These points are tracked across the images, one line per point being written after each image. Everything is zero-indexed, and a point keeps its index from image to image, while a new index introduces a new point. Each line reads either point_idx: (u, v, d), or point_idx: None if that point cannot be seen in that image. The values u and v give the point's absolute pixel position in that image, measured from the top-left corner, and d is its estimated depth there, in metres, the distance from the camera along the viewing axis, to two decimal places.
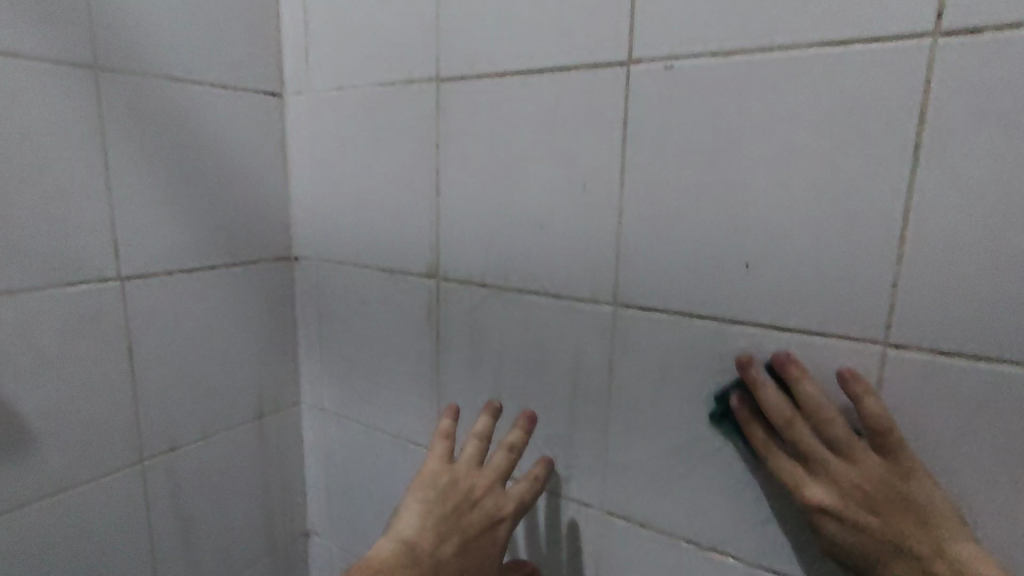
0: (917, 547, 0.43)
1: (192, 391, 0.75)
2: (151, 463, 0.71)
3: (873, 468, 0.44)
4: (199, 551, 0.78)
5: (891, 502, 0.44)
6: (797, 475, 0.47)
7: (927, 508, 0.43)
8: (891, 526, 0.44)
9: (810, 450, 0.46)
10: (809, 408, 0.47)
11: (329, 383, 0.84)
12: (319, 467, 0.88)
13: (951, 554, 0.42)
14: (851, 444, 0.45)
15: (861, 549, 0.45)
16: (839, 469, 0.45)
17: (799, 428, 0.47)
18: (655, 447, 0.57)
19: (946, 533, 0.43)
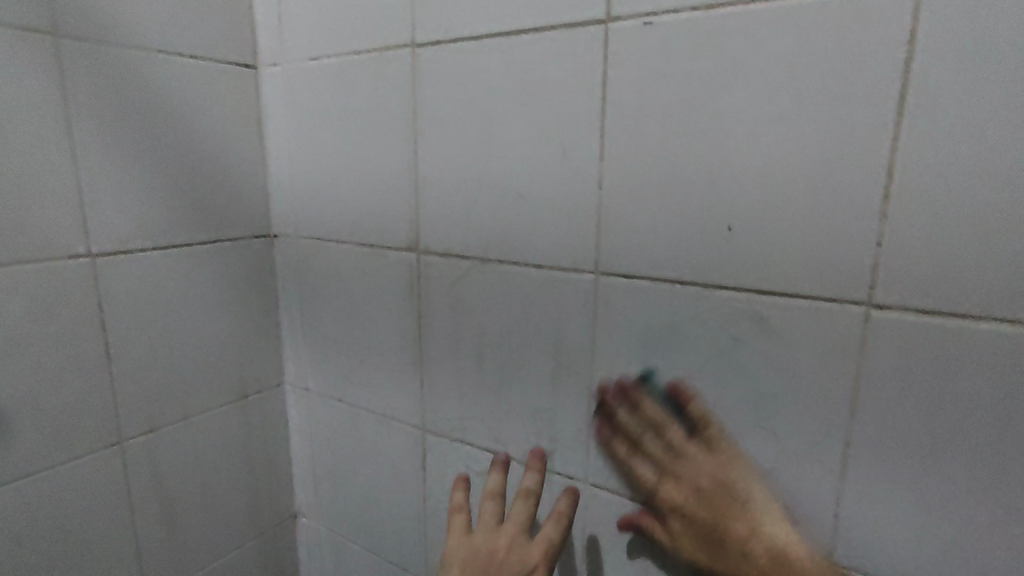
0: (735, 531, 0.49)
1: (170, 371, 0.73)
2: (130, 445, 0.70)
3: (702, 462, 0.51)
4: (182, 533, 0.77)
5: (717, 490, 0.50)
6: (649, 475, 0.55)
7: (747, 496, 0.50)
8: (715, 513, 0.50)
9: (656, 460, 0.54)
10: (657, 430, 0.54)
11: (312, 363, 0.83)
12: (305, 448, 0.87)
13: (767, 539, 0.48)
14: (685, 447, 0.52)
15: (698, 537, 0.51)
16: (675, 466, 0.52)
17: (648, 445, 0.54)
18: (638, 417, 0.56)
19: (764, 518, 0.49)
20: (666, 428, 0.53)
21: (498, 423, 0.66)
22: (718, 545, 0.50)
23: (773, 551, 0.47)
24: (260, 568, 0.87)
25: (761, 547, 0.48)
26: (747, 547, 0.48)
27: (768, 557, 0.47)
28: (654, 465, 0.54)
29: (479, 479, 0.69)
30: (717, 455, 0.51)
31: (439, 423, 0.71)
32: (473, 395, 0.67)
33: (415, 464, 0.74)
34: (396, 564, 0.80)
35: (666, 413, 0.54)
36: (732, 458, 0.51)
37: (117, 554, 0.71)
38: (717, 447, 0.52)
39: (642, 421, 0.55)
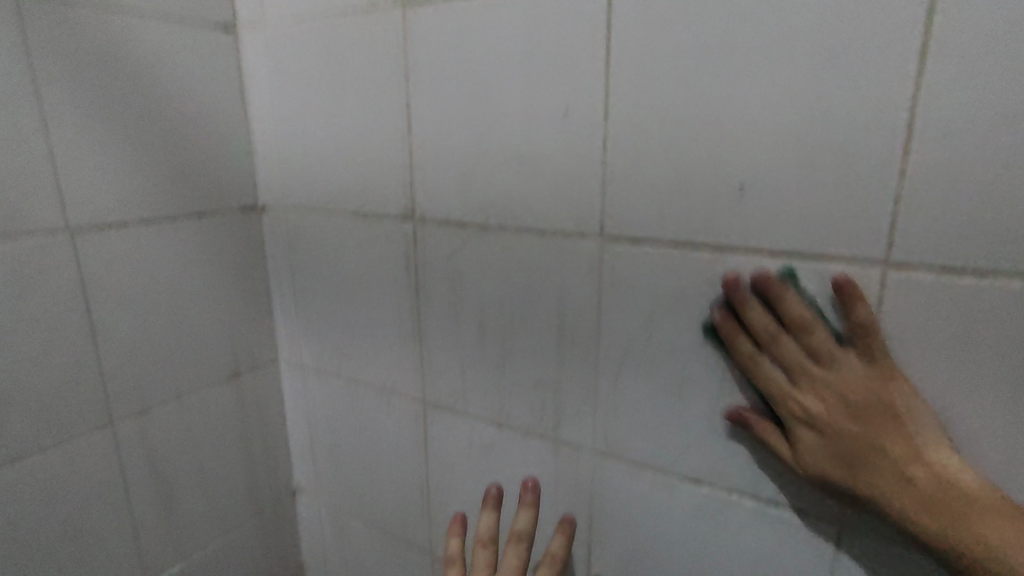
0: (893, 454, 0.42)
1: (159, 350, 0.71)
2: (122, 426, 0.68)
3: (856, 370, 0.43)
4: (180, 513, 0.75)
5: (875, 404, 0.43)
6: (783, 387, 0.46)
7: (910, 418, 0.42)
8: (869, 433, 0.43)
9: (793, 364, 0.46)
10: (793, 330, 0.46)
11: (307, 338, 0.81)
12: (302, 425, 0.86)
13: (932, 465, 0.41)
14: (834, 352, 0.44)
15: (838, 456, 0.44)
16: (818, 372, 0.45)
17: (783, 343, 0.46)
18: (646, 386, 0.55)
19: (928, 445, 0.42)
20: (811, 332, 0.45)
21: (502, 395, 0.65)
22: (865, 467, 0.43)
23: (941, 480, 0.41)
24: (261, 546, 0.87)
25: (930, 477, 0.41)
26: (908, 474, 0.41)
27: (932, 487, 0.41)
28: (787, 369, 0.46)
29: (482, 452, 0.68)
30: (877, 363, 0.43)
31: (440, 396, 0.70)
32: (475, 367, 0.66)
33: (416, 438, 0.73)
34: (399, 537, 0.80)
35: (809, 311, 0.45)
36: (893, 373, 0.43)
37: (115, 537, 0.69)
38: (876, 356, 0.43)
39: (780, 321, 0.46)
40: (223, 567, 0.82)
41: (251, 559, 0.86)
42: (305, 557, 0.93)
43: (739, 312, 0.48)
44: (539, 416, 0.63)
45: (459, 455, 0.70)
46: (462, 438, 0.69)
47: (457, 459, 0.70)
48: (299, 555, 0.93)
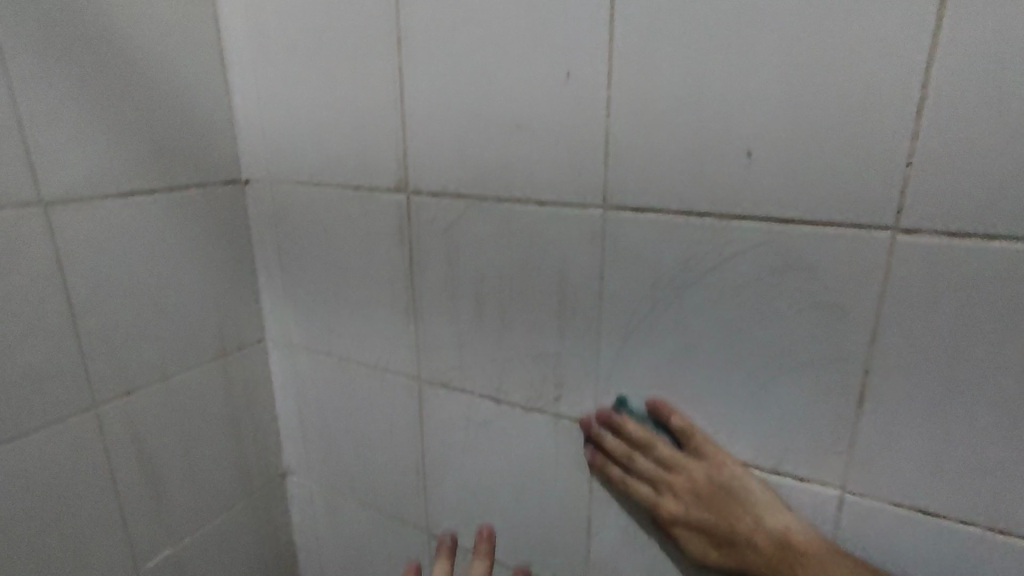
0: (740, 527, 0.50)
1: (142, 330, 0.68)
2: (106, 408, 0.66)
3: (695, 468, 0.52)
4: (169, 497, 0.73)
5: (713, 490, 0.52)
6: (651, 499, 0.55)
7: (744, 493, 0.51)
8: (718, 514, 0.51)
9: (650, 476, 0.54)
10: (644, 449, 0.55)
11: (295, 316, 0.78)
12: (292, 405, 0.84)
13: (770, 528, 0.50)
14: (675, 458, 0.53)
15: (702, 533, 0.52)
16: (668, 479, 0.53)
17: (638, 463, 0.55)
18: (648, 357, 0.55)
19: (763, 511, 0.50)
20: (652, 448, 0.54)
21: (500, 370, 0.63)
22: (723, 540, 0.51)
23: (777, 539, 0.49)
24: (252, 528, 0.85)
25: (768, 539, 0.49)
26: (750, 539, 0.50)
27: (774, 549, 0.49)
28: (649, 482, 0.55)
29: (480, 428, 0.67)
30: (707, 459, 0.52)
31: (436, 372, 0.68)
32: (472, 342, 0.65)
33: (411, 416, 0.72)
34: (394, 516, 0.79)
35: (648, 430, 0.55)
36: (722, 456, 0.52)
37: (101, 522, 0.67)
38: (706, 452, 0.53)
39: (626, 442, 0.56)
40: (213, 550, 0.80)
41: (243, 540, 0.84)
42: (297, 538, 0.92)
43: (601, 437, 0.58)
44: (539, 390, 0.62)
45: (455, 432, 0.69)
46: (459, 414, 0.68)
47: (454, 435, 0.69)
48: (291, 536, 0.92)
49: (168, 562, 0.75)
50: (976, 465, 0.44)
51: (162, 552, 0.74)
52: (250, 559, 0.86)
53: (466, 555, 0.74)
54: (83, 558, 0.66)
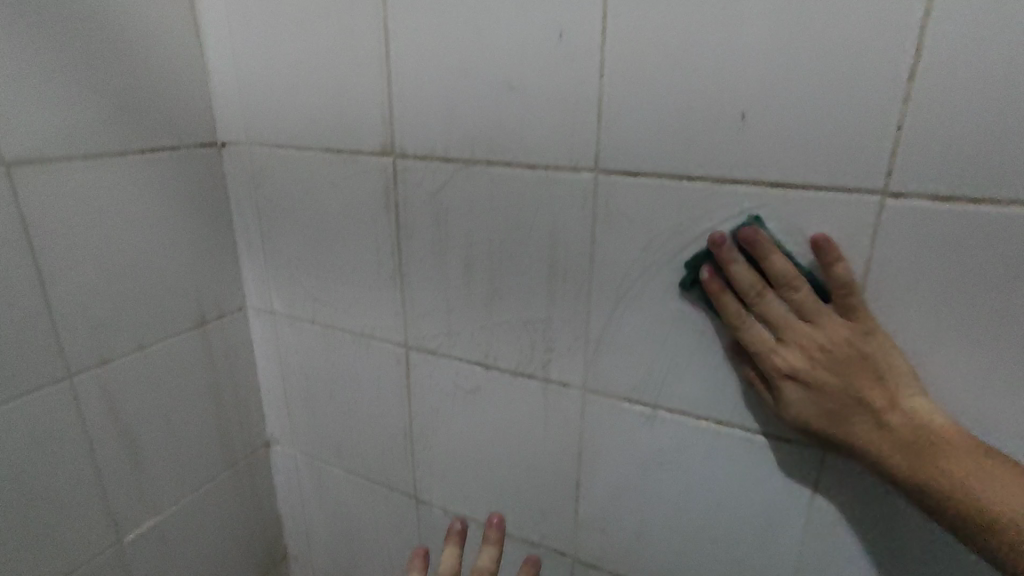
0: (876, 402, 0.44)
1: (117, 298, 0.66)
2: (81, 378, 0.64)
3: (839, 326, 0.45)
4: (150, 468, 0.72)
5: (855, 357, 0.44)
6: (765, 343, 0.47)
7: (886, 367, 0.44)
8: (853, 379, 0.44)
9: (775, 320, 0.46)
10: (775, 285, 0.46)
11: (277, 283, 0.77)
12: (275, 374, 0.83)
13: (908, 408, 0.44)
14: (817, 310, 0.45)
15: (821, 407, 0.46)
16: (802, 328, 0.45)
17: (770, 299, 0.46)
18: (638, 321, 0.55)
19: (903, 392, 0.44)
20: (795, 289, 0.45)
21: (489, 336, 0.63)
22: (846, 417, 0.45)
23: (915, 424, 0.43)
24: (236, 498, 0.85)
25: (907, 423, 0.43)
26: (886, 420, 0.44)
27: (911, 430, 0.43)
28: (774, 330, 0.46)
29: (468, 394, 0.67)
30: (856, 322, 0.45)
31: (423, 339, 0.68)
32: (461, 308, 0.64)
33: (399, 383, 0.72)
34: (381, 482, 0.79)
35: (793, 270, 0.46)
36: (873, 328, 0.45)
37: (80, 494, 0.66)
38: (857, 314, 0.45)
39: (762, 274, 0.46)
40: (198, 520, 0.80)
41: (228, 509, 0.84)
42: (282, 508, 0.92)
43: (727, 261, 0.47)
44: (528, 356, 0.62)
45: (444, 398, 0.69)
46: (447, 381, 0.68)
47: (442, 402, 0.69)
48: (275, 506, 0.92)
49: (151, 534, 0.74)
50: (952, 421, 0.46)
51: (145, 523, 0.73)
52: (234, 530, 0.85)
53: (454, 519, 0.75)
54: (62, 530, 0.65)
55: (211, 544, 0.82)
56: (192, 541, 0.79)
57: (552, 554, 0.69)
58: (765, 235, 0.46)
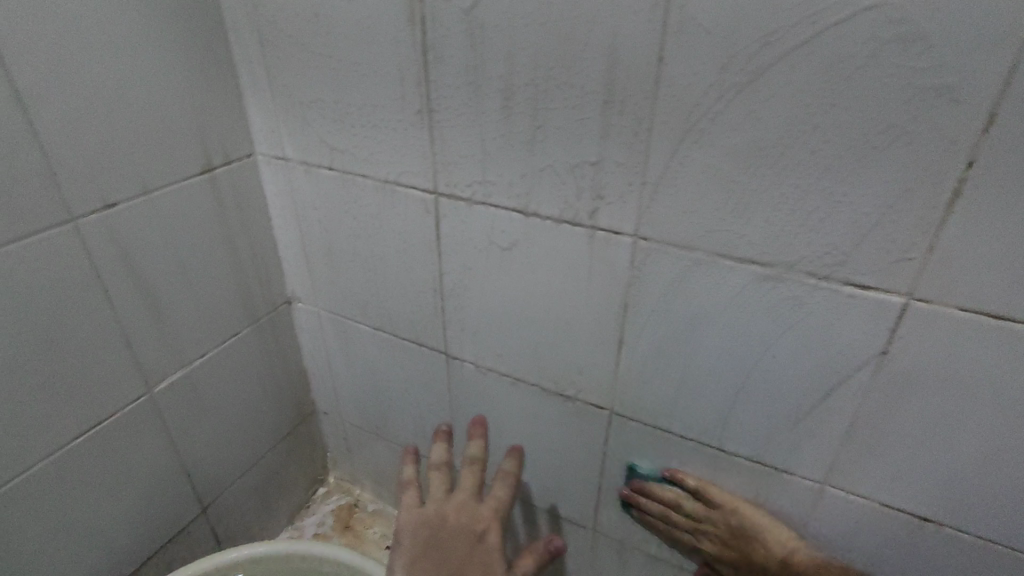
0: (758, 548, 0.62)
1: (113, 137, 0.59)
2: (87, 224, 0.58)
3: (716, 526, 0.64)
4: (172, 322, 0.70)
5: (735, 537, 0.63)
6: (682, 521, 0.67)
7: (757, 530, 0.62)
8: (739, 526, 0.62)
9: (684, 524, 0.67)
10: (675, 508, 0.67)
11: (286, 125, 0.69)
12: (291, 229, 0.77)
13: (778, 557, 0.61)
14: (700, 513, 0.65)
15: (727, 532, 0.64)
16: (700, 526, 0.66)
17: (672, 517, 0.67)
18: (707, 160, 0.48)
19: (770, 546, 0.62)
20: (681, 505, 0.66)
21: (530, 180, 0.57)
22: (743, 537, 0.63)
23: (784, 561, 0.61)
24: (261, 354, 0.84)
25: (775, 561, 0.62)
26: (762, 558, 0.62)
27: (780, 566, 0.61)
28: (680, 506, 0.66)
29: (504, 247, 0.62)
30: (727, 522, 0.63)
31: (454, 187, 0.61)
32: (498, 151, 0.57)
33: (427, 236, 0.66)
34: (409, 340, 0.77)
35: (677, 491, 0.66)
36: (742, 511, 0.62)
37: (104, 344, 0.63)
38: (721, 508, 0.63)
39: (660, 503, 0.68)
40: (226, 374, 0.79)
41: (253, 365, 0.83)
42: (307, 365, 0.92)
43: (636, 500, 0.70)
44: (572, 203, 0.56)
45: (476, 253, 0.64)
46: (481, 233, 0.63)
47: (475, 256, 0.64)
48: (300, 363, 0.92)
49: (181, 385, 0.73)
50: None
51: (173, 375, 0.72)
52: (261, 384, 0.85)
53: (485, 375, 0.73)
54: (93, 380, 0.63)
55: (240, 397, 0.82)
56: (223, 392, 0.80)
57: (587, 407, 0.68)
58: (649, 484, 0.68)
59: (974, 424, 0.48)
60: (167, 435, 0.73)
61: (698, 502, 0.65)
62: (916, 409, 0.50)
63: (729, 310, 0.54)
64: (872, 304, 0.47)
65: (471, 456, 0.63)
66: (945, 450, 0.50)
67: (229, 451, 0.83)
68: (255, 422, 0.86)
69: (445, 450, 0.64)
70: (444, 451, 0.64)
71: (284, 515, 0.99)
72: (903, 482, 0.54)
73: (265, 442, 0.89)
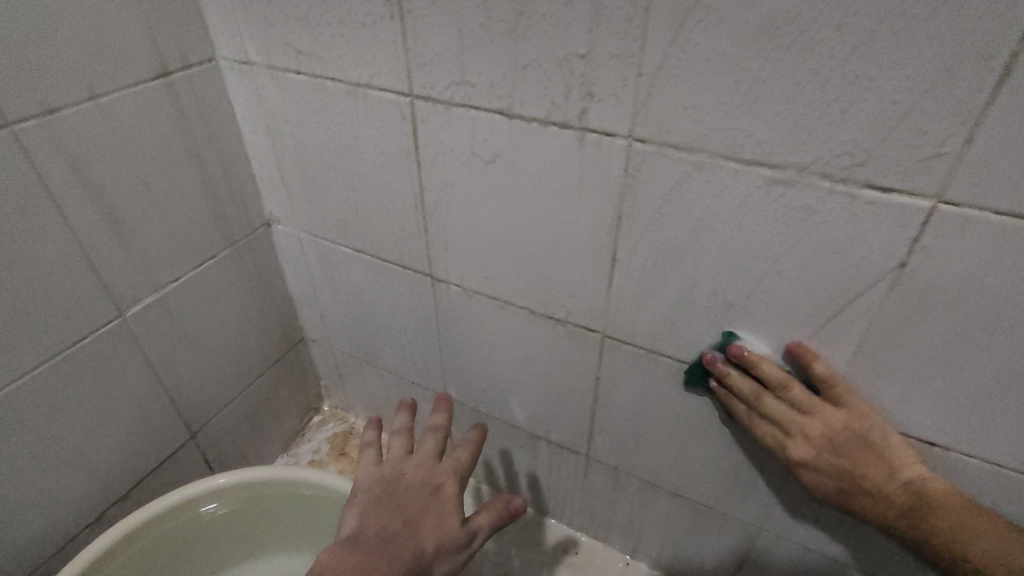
0: (880, 478, 0.50)
1: (46, 30, 0.52)
2: (28, 131, 0.53)
3: (835, 416, 0.50)
4: (139, 242, 0.66)
5: (855, 442, 0.50)
6: (777, 443, 0.53)
7: (883, 448, 0.50)
8: (856, 465, 0.50)
9: (784, 417, 0.52)
10: (778, 390, 0.52)
11: (245, 24, 0.62)
12: (263, 143, 0.72)
13: (909, 481, 0.49)
14: (813, 404, 0.51)
15: (839, 466, 0.50)
16: (803, 425, 0.51)
17: (770, 404, 0.52)
18: (712, 46, 0.41)
19: (901, 462, 0.50)
20: (789, 389, 0.51)
21: (512, 76, 0.50)
22: (863, 466, 0.50)
23: (913, 488, 0.49)
24: (241, 279, 0.80)
25: (900, 488, 0.49)
26: (884, 489, 0.50)
27: (908, 496, 0.49)
28: (779, 425, 0.52)
29: (486, 157, 0.56)
30: (849, 413, 0.50)
31: (429, 89, 0.55)
32: (476, 43, 0.50)
33: (403, 146, 0.60)
34: (392, 263, 0.73)
35: (784, 373, 0.52)
36: (868, 418, 0.51)
37: (65, 265, 0.60)
38: (848, 403, 0.51)
39: (759, 385, 0.53)
40: (203, 300, 0.76)
41: (233, 291, 0.80)
42: (292, 292, 0.88)
43: (724, 373, 0.55)
44: (559, 102, 0.49)
45: (457, 164, 0.58)
46: (462, 141, 0.56)
47: (456, 168, 0.59)
48: (285, 290, 0.88)
49: (156, 309, 0.70)
50: None
51: (145, 299, 0.69)
52: (244, 312, 0.82)
53: (473, 299, 0.69)
54: (56, 302, 0.60)
55: (222, 324, 0.80)
56: (202, 319, 0.77)
57: (579, 331, 0.64)
58: (752, 352, 0.53)
59: (998, 344, 0.44)
60: (145, 363, 0.71)
61: (809, 392, 0.52)
62: (932, 329, 0.46)
63: (731, 222, 0.48)
64: (893, 212, 0.42)
65: (431, 424, 0.62)
66: (962, 371, 0.46)
67: (215, 379, 0.82)
68: (240, 349, 0.84)
69: (408, 419, 0.63)
70: (407, 420, 0.63)
71: (278, 441, 0.99)
72: (913, 406, 0.50)
73: (252, 369, 0.87)
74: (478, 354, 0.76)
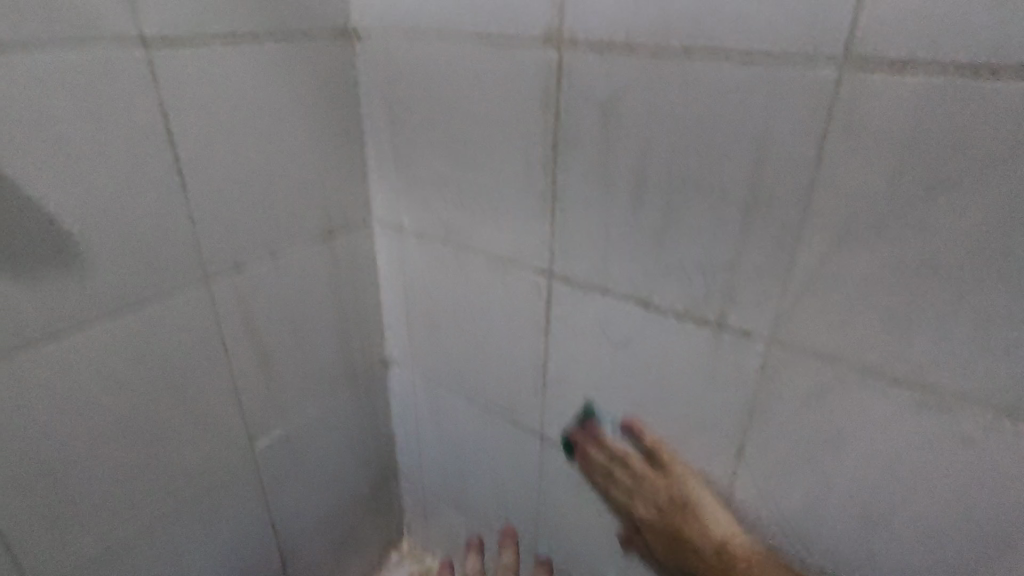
0: (690, 533, 0.57)
1: (251, 204, 0.62)
2: (218, 284, 0.61)
3: (658, 482, 0.60)
4: (280, 378, 0.71)
5: (671, 502, 0.58)
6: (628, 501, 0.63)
7: (697, 508, 0.57)
8: (671, 521, 0.58)
9: (627, 486, 0.63)
10: (621, 463, 0.63)
11: (406, 198, 0.70)
12: (398, 294, 0.78)
13: (712, 538, 0.56)
14: (643, 471, 0.61)
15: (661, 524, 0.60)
16: (639, 489, 0.61)
17: (620, 478, 0.63)
18: (867, 275, 0.43)
19: (711, 523, 0.56)
20: (628, 462, 0.62)
21: (653, 272, 0.54)
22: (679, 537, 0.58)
23: (717, 545, 0.56)
24: (354, 414, 0.84)
25: (710, 547, 0.56)
26: (696, 543, 0.56)
27: (714, 549, 0.56)
28: (625, 490, 0.63)
29: (617, 337, 0.59)
30: (669, 475, 0.59)
31: (570, 273, 0.59)
32: (622, 241, 0.54)
33: (535, 317, 0.64)
34: (503, 417, 0.75)
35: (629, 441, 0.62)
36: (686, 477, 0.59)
37: (217, 399, 0.65)
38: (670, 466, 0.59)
39: (608, 457, 0.64)
40: (319, 433, 0.80)
41: (346, 425, 0.83)
42: (395, 427, 0.91)
43: (587, 452, 0.66)
44: (700, 301, 0.52)
45: (586, 339, 0.61)
46: (595, 320, 0.60)
47: (584, 341, 0.61)
48: (388, 425, 0.91)
49: (280, 441, 0.74)
50: None
51: (273, 431, 0.73)
52: (350, 445, 0.85)
53: (581, 465, 0.69)
54: (202, 433, 0.65)
55: (330, 456, 0.83)
56: (315, 451, 0.80)
57: None
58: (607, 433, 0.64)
59: None
60: (259, 493, 0.74)
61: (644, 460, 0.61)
62: None
63: (878, 437, 0.47)
64: None
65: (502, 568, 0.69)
66: None
67: (313, 510, 0.83)
68: (340, 482, 0.86)
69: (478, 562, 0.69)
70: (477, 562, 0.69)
71: None
72: None
73: (347, 502, 0.89)
74: (578, 520, 0.74)
